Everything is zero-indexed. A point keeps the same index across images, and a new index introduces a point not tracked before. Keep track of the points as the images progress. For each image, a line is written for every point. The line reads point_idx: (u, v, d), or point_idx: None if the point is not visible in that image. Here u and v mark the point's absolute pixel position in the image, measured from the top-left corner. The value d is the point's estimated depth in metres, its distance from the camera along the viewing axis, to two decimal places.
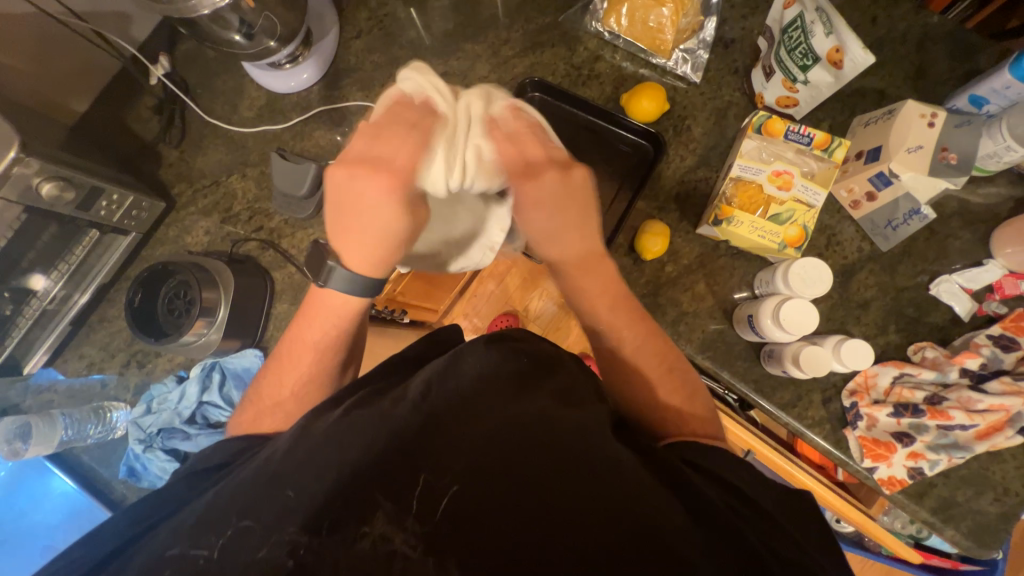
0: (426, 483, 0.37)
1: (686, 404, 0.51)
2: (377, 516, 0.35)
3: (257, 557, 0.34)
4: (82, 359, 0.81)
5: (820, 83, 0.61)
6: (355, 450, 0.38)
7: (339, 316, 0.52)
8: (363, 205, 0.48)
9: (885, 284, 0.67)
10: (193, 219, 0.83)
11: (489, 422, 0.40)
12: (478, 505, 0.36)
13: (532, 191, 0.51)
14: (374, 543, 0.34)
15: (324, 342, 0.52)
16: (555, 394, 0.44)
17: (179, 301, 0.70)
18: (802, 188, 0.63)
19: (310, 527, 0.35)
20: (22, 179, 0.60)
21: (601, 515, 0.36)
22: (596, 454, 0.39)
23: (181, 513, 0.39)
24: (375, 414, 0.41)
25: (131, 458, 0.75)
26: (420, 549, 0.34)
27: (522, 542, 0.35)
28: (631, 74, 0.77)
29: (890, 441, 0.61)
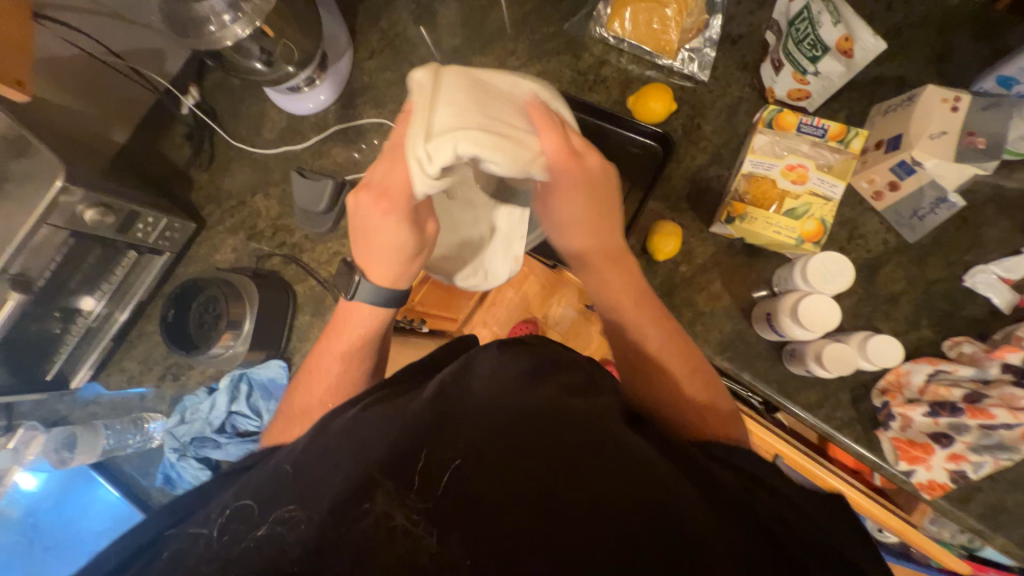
0: (429, 459, 0.38)
1: (710, 403, 0.51)
2: (378, 494, 0.36)
3: (259, 534, 0.37)
4: (122, 373, 0.86)
5: (831, 74, 0.59)
6: (359, 436, 0.40)
7: (368, 326, 0.56)
8: (373, 231, 0.52)
9: (915, 276, 0.64)
10: (222, 238, 0.88)
11: (495, 406, 0.41)
12: (480, 481, 0.36)
13: (554, 181, 0.52)
14: (377, 520, 0.35)
15: (350, 351, 0.56)
16: (564, 386, 0.44)
17: (208, 315, 0.74)
18: (818, 181, 0.61)
19: (318, 504, 0.37)
20: (68, 206, 0.66)
21: (609, 493, 0.36)
22: (603, 435, 0.39)
23: (206, 508, 0.41)
24: (384, 407, 0.42)
25: (167, 466, 0.79)
26: (421, 524, 0.35)
27: (524, 518, 0.35)
28: (638, 76, 0.77)
29: (927, 442, 0.57)
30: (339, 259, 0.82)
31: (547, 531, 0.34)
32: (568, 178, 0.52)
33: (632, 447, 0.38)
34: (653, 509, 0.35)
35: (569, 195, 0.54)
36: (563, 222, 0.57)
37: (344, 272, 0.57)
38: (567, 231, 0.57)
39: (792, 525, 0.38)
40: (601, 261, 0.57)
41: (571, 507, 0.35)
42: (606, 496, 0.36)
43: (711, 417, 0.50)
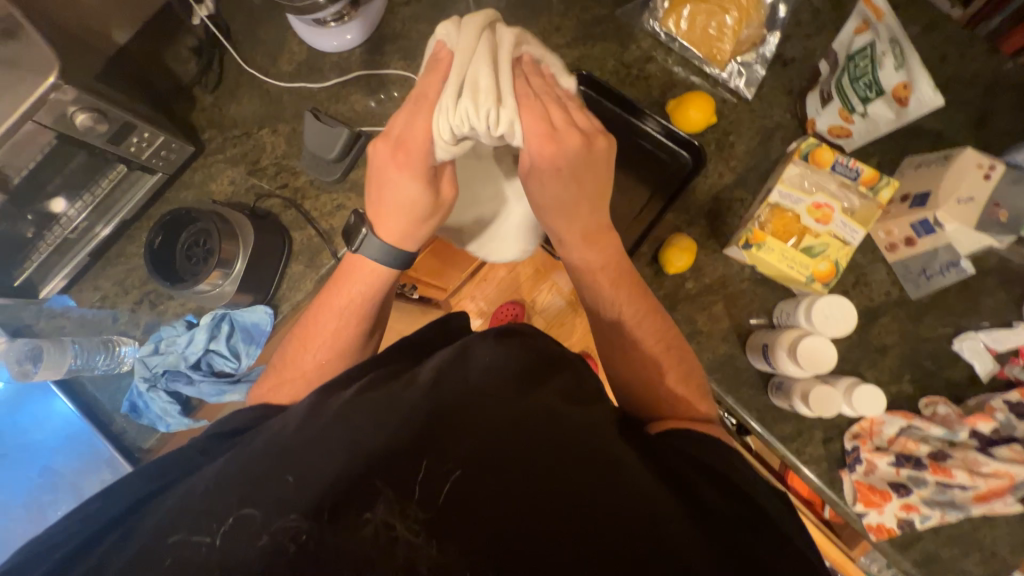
0: (428, 469, 0.39)
1: (691, 395, 0.54)
2: (379, 504, 0.38)
3: (258, 546, 0.36)
4: (96, 292, 0.82)
5: (878, 118, 0.59)
6: (364, 434, 0.40)
7: (371, 286, 0.57)
8: (384, 181, 0.55)
9: (906, 331, 0.65)
10: (220, 167, 0.83)
11: (493, 415, 0.41)
12: (479, 491, 0.38)
13: (552, 154, 0.53)
14: (377, 529, 0.37)
15: (350, 308, 0.57)
16: (565, 392, 0.46)
17: (198, 248, 0.71)
18: (841, 225, 0.61)
19: (311, 514, 0.37)
20: (58, 105, 0.60)
21: (601, 507, 0.38)
22: (599, 448, 0.41)
23: (189, 480, 0.42)
24: (386, 400, 0.43)
25: (134, 393, 0.76)
26: (423, 535, 0.36)
27: (523, 530, 0.37)
28: (681, 80, 0.74)
29: (886, 489, 0.60)
30: (342, 213, 0.79)
31: (542, 541, 0.37)
32: (557, 155, 0.53)
33: (625, 464, 0.41)
34: (645, 531, 0.37)
35: (551, 180, 0.55)
36: (546, 206, 0.57)
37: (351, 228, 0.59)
38: (561, 214, 0.57)
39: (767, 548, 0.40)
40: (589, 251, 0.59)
41: (565, 517, 0.38)
42: (598, 511, 0.38)
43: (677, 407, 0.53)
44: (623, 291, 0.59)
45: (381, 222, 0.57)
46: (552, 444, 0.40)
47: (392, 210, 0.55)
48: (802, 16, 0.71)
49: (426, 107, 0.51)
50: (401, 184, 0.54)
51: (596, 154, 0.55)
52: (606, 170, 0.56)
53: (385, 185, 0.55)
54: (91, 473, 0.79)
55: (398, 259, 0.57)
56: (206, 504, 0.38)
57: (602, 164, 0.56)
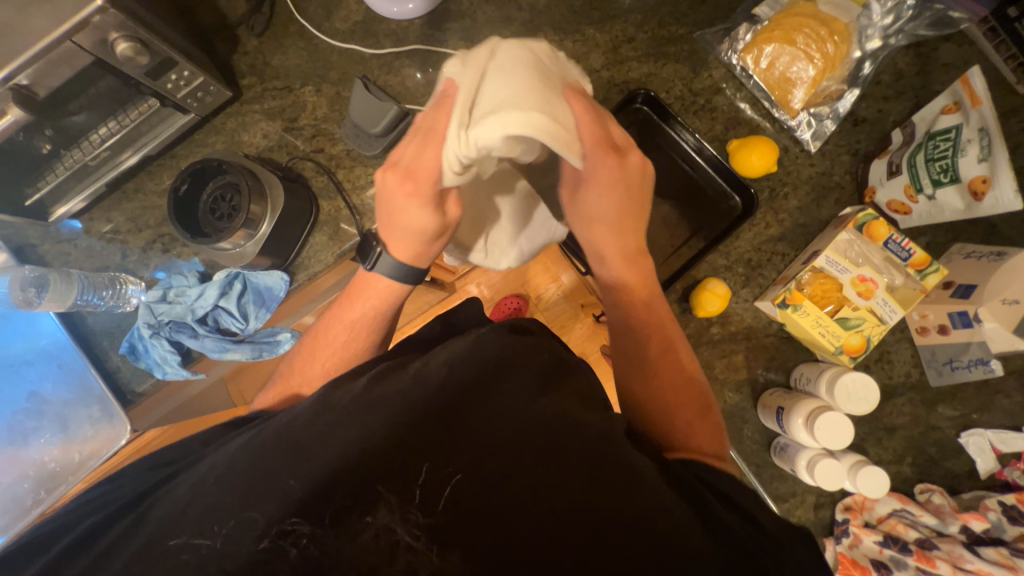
0: (430, 472, 0.38)
1: (698, 421, 0.54)
2: (380, 509, 0.37)
3: (258, 548, 0.37)
4: (108, 224, 0.79)
5: (945, 204, 0.57)
6: (373, 429, 0.40)
7: (383, 301, 0.58)
8: (395, 208, 0.54)
9: (918, 416, 0.66)
10: (255, 118, 0.79)
11: (499, 417, 0.41)
12: (484, 493, 0.38)
13: (602, 168, 0.56)
14: (377, 533, 0.37)
15: (361, 323, 0.57)
16: (577, 397, 0.46)
17: (223, 204, 0.68)
18: (881, 302, 0.60)
19: (312, 518, 0.37)
20: (101, 28, 0.57)
21: (611, 517, 0.38)
22: (613, 456, 0.41)
23: (196, 470, 0.42)
24: (396, 394, 0.42)
25: (135, 336, 0.74)
26: (424, 539, 0.37)
27: (528, 535, 0.37)
28: (747, 119, 0.71)
29: (868, 566, 0.60)
30: (375, 190, 0.76)
31: (547, 555, 0.36)
32: (609, 171, 0.56)
33: (636, 477, 0.40)
34: (657, 550, 0.37)
35: (602, 195, 0.58)
36: (592, 220, 0.61)
37: (364, 244, 0.59)
38: (609, 229, 0.61)
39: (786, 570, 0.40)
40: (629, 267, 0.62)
41: (572, 529, 0.37)
42: (608, 522, 0.38)
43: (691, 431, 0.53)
44: (654, 306, 0.60)
45: (390, 237, 0.57)
46: (563, 453, 0.40)
47: (399, 230, 0.56)
48: (884, 76, 0.69)
49: (434, 140, 0.50)
50: (413, 211, 0.53)
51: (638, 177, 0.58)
52: (643, 190, 0.60)
53: (394, 205, 0.54)
54: (80, 406, 0.78)
55: (408, 276, 0.58)
56: (207, 501, 0.39)
57: (637, 182, 0.58)
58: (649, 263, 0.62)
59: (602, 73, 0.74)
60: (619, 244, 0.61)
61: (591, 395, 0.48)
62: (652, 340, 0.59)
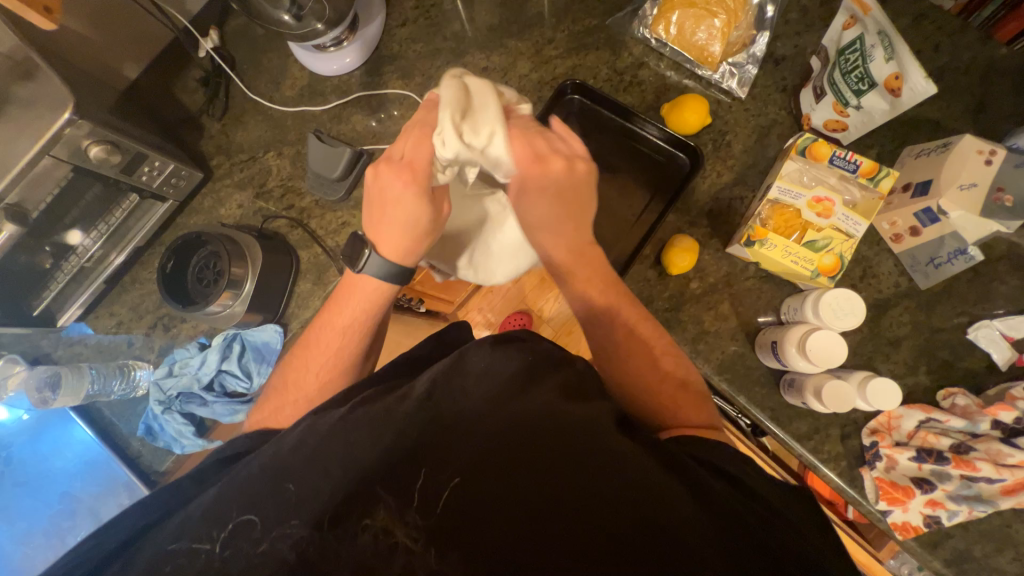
0: (427, 477, 0.40)
1: (680, 398, 0.54)
2: (378, 511, 0.38)
3: (258, 550, 0.38)
4: (112, 317, 0.84)
5: (873, 110, 0.59)
6: (357, 445, 0.42)
7: (371, 302, 0.59)
8: (388, 201, 0.56)
9: (919, 322, 0.64)
10: (228, 192, 0.85)
11: (489, 415, 0.43)
12: (481, 491, 0.39)
13: (537, 178, 0.56)
14: (377, 536, 0.38)
15: (353, 325, 0.59)
16: (561, 389, 0.46)
17: (208, 271, 0.72)
18: (843, 218, 0.61)
19: (313, 523, 0.38)
20: (74, 139, 0.63)
21: (598, 501, 0.38)
22: (601, 441, 0.41)
23: (186, 508, 0.43)
24: (384, 412, 0.44)
25: (149, 417, 0.77)
26: (421, 542, 0.37)
27: (525, 532, 0.37)
28: (674, 84, 0.75)
29: (909, 485, 0.59)
30: (347, 230, 0.80)
31: (540, 551, 0.36)
32: (552, 177, 0.56)
33: (628, 459, 0.40)
34: (645, 523, 0.37)
35: (536, 199, 0.58)
36: (538, 226, 0.60)
37: (351, 247, 0.58)
38: (547, 232, 0.60)
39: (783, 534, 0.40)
40: (575, 263, 0.61)
41: (563, 516, 0.37)
42: (596, 509, 0.38)
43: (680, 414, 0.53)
44: (608, 292, 0.59)
45: (380, 235, 0.57)
46: (547, 443, 0.41)
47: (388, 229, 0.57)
48: (791, 14, 0.72)
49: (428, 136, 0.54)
50: (408, 203, 0.55)
51: (578, 177, 0.58)
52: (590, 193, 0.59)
53: (390, 196, 0.55)
54: (108, 496, 0.80)
55: (397, 276, 0.58)
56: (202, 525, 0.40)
57: (584, 187, 0.58)
58: (602, 254, 0.62)
59: (531, 76, 0.79)
60: (563, 239, 0.60)
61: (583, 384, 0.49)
62: (612, 323, 0.58)
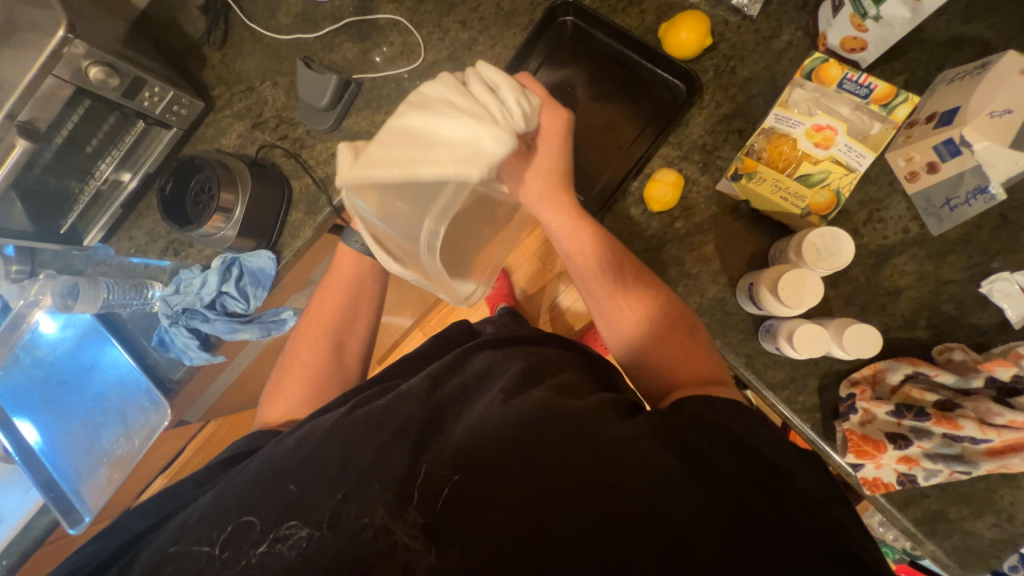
0: (426, 472, 0.47)
1: (689, 359, 0.53)
2: (378, 510, 0.45)
3: (260, 550, 0.47)
4: (131, 241, 0.92)
5: (894, 20, 0.50)
6: (356, 448, 0.51)
7: (362, 267, 0.76)
8: None
9: (925, 273, 0.58)
10: (228, 122, 0.87)
11: (483, 419, 0.49)
12: (473, 485, 0.44)
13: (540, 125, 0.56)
14: (378, 532, 0.44)
15: (349, 287, 0.76)
16: (556, 388, 0.50)
17: (203, 195, 0.75)
18: (845, 149, 0.54)
19: (320, 519, 0.47)
20: (73, 60, 0.66)
21: (586, 492, 0.40)
22: (582, 432, 0.44)
23: (184, 514, 0.53)
24: (394, 423, 0.52)
25: (161, 330, 0.84)
26: (421, 541, 0.43)
27: (516, 521, 0.41)
28: (679, 2, 0.68)
29: (881, 440, 0.55)
30: (337, 161, 0.81)
31: (531, 539, 0.40)
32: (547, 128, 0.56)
33: (616, 439, 0.43)
34: (631, 514, 0.39)
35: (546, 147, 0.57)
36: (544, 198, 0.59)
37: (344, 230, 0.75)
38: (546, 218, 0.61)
39: (799, 507, 0.39)
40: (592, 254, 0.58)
41: (550, 507, 0.41)
42: (587, 493, 0.40)
43: (686, 371, 0.53)
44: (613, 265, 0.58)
45: None
46: (531, 441, 0.45)
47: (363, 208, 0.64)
48: None
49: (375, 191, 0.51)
50: None
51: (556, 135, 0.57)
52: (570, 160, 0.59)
53: None
54: (134, 401, 0.90)
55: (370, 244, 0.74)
56: (203, 529, 0.49)
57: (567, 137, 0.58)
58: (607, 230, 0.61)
59: None
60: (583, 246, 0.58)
61: (581, 383, 0.53)
62: (616, 305, 0.58)
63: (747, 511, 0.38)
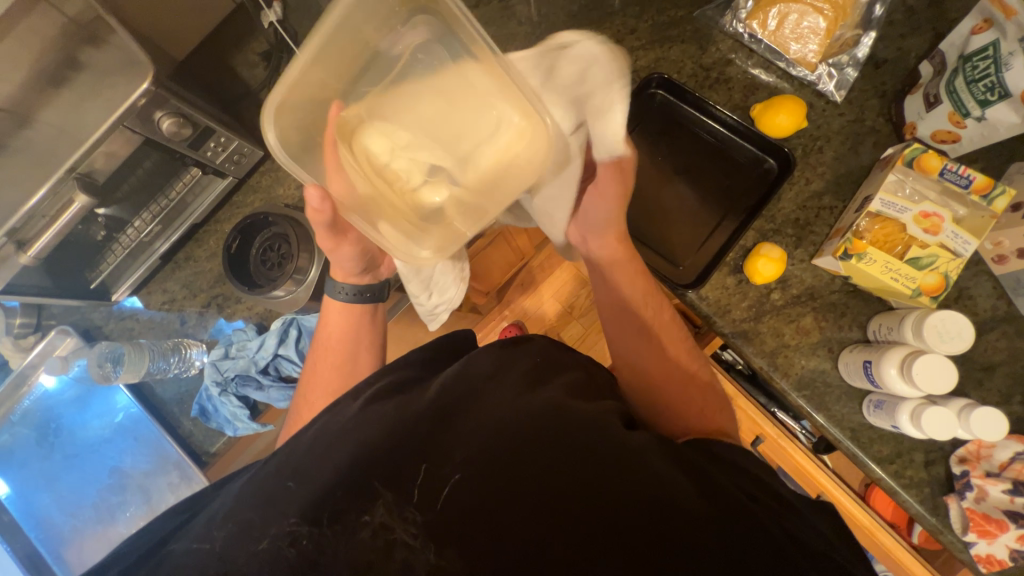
0: (427, 473, 0.38)
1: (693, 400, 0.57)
2: (378, 507, 0.37)
3: (259, 548, 0.36)
4: (164, 294, 0.83)
5: (999, 122, 0.55)
6: (349, 446, 0.40)
7: (351, 320, 0.65)
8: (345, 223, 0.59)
9: (1016, 349, 0.61)
10: (287, 172, 0.84)
11: (495, 414, 0.42)
12: (483, 489, 0.37)
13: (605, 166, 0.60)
14: (375, 532, 0.36)
15: (344, 338, 0.64)
16: (568, 389, 0.46)
17: (273, 253, 0.72)
18: (951, 235, 0.58)
19: (310, 518, 0.37)
20: (147, 111, 0.60)
21: (597, 495, 0.37)
22: (603, 443, 0.40)
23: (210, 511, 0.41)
24: (394, 415, 0.42)
25: (203, 397, 0.76)
26: (421, 539, 0.35)
27: (520, 527, 0.35)
28: (764, 83, 0.72)
29: (1002, 519, 0.57)
30: None
31: (534, 541, 0.35)
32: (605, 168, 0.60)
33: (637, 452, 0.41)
34: (637, 532, 0.36)
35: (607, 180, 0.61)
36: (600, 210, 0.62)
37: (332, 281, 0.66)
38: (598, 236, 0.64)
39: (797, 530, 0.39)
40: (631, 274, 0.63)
41: (561, 523, 0.36)
42: (602, 499, 0.37)
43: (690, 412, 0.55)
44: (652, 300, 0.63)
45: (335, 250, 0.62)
46: (545, 443, 0.40)
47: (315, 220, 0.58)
48: (895, 15, 0.68)
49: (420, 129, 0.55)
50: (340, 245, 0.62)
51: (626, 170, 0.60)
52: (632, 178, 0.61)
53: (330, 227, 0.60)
54: (157, 475, 0.78)
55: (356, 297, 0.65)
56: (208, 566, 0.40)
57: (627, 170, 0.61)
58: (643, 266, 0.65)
59: None
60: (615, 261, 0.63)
61: (591, 384, 0.49)
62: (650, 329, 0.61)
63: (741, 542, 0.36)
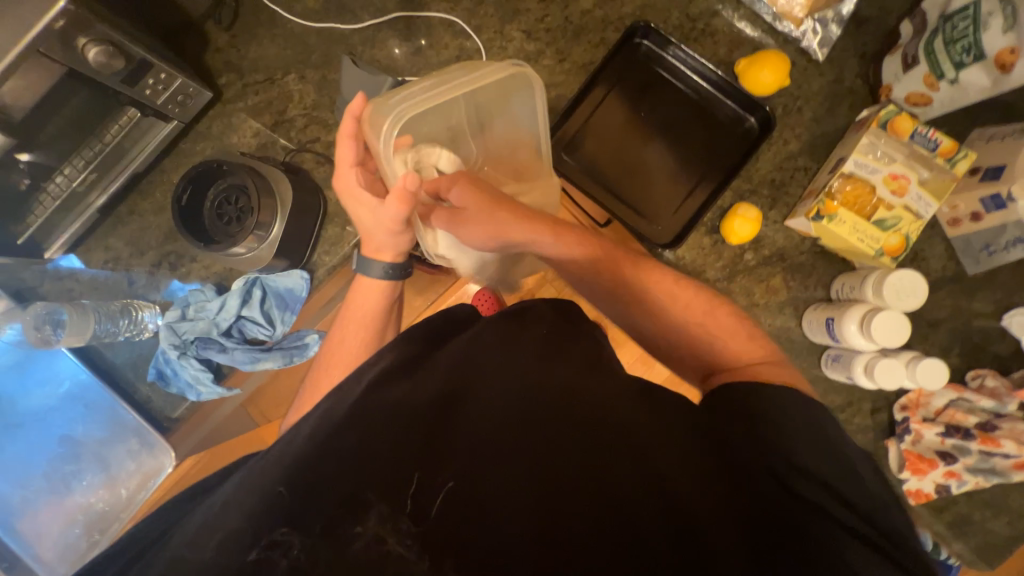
0: (421, 479, 0.32)
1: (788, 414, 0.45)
2: (370, 515, 0.31)
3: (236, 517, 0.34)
4: (106, 252, 0.76)
5: (970, 86, 0.56)
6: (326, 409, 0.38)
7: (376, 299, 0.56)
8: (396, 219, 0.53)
9: (960, 307, 0.66)
10: (241, 116, 0.76)
11: (493, 398, 0.37)
12: (484, 489, 0.33)
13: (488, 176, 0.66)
14: (368, 544, 0.30)
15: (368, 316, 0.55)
16: (573, 361, 0.41)
17: (230, 207, 0.67)
18: (915, 198, 0.60)
19: (298, 524, 0.31)
20: (67, 36, 0.52)
21: (615, 495, 0.33)
22: (618, 430, 0.36)
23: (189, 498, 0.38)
24: (390, 391, 0.37)
25: (160, 360, 0.71)
26: (416, 550, 0.30)
27: (524, 532, 0.31)
28: (748, 38, 0.70)
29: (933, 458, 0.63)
30: None
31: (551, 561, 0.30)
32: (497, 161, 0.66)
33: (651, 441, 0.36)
34: (664, 537, 0.31)
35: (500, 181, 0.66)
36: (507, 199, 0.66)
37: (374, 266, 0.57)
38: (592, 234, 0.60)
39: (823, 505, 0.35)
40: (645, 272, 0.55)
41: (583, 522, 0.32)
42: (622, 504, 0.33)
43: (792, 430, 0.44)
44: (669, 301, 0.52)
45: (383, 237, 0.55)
46: (554, 438, 0.35)
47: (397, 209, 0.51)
48: None
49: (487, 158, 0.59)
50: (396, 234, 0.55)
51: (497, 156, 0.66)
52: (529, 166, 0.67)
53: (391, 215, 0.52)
54: (115, 442, 0.75)
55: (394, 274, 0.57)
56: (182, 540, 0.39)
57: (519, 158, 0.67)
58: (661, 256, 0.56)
59: (594, 13, 0.72)
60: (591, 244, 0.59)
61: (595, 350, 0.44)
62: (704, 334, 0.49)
63: (784, 528, 0.31)
